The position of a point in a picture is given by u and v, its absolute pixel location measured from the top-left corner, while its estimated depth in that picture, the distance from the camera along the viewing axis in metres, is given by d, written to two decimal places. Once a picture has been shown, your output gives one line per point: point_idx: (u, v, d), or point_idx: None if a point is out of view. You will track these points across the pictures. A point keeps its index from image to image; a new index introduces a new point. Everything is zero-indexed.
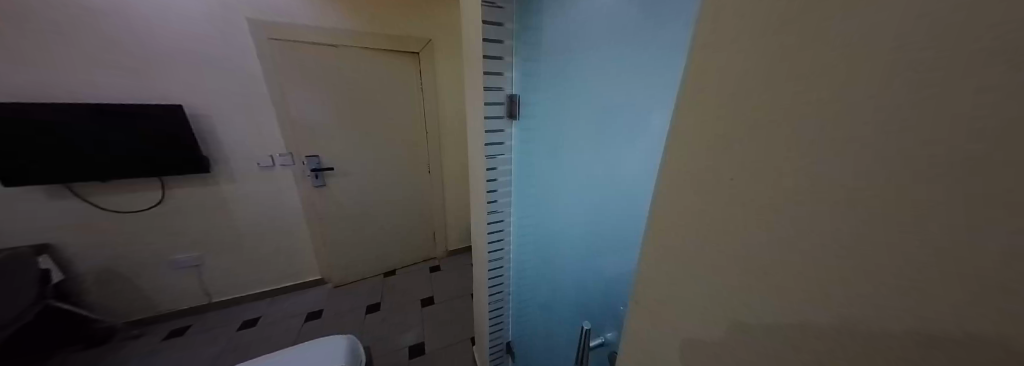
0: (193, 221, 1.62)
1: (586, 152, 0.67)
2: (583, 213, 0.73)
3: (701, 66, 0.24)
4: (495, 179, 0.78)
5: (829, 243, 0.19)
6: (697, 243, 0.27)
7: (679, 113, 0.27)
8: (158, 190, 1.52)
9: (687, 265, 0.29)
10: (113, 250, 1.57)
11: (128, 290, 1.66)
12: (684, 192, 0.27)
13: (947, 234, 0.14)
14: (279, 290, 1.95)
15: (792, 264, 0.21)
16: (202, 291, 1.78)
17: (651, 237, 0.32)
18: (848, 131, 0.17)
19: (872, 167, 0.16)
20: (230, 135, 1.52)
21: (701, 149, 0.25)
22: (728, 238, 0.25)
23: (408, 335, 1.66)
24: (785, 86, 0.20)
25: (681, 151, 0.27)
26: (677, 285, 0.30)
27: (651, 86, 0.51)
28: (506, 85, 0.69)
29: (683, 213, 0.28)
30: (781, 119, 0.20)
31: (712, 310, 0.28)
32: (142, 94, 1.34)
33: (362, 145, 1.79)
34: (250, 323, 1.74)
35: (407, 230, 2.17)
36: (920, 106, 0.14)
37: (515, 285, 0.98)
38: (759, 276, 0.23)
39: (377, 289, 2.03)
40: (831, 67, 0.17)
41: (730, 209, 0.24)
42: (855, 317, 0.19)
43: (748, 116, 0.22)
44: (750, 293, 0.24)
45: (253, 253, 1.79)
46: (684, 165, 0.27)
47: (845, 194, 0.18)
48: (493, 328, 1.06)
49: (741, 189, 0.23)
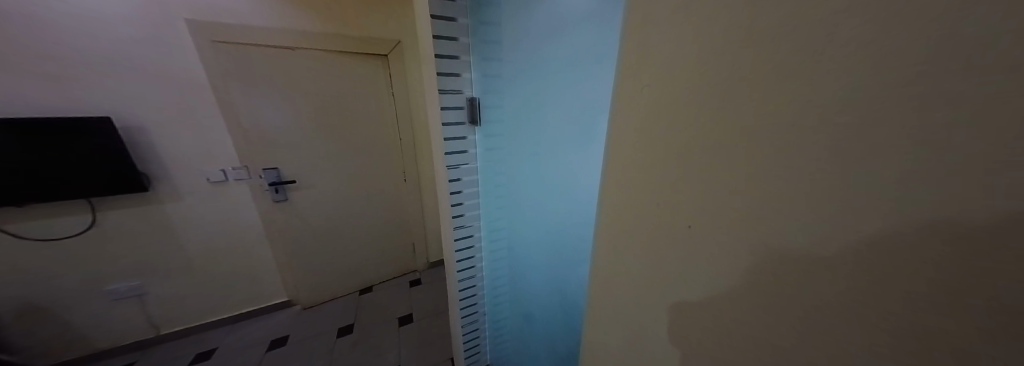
0: (134, 246, 1.44)
1: (556, 164, 0.62)
2: (556, 230, 0.67)
3: (667, 78, 0.25)
4: (461, 191, 0.74)
5: (813, 242, 0.19)
6: (677, 249, 0.28)
7: (659, 113, 0.26)
8: (89, 213, 1.34)
9: (675, 270, 0.28)
10: (34, 285, 1.35)
11: (56, 328, 1.44)
12: (675, 194, 0.26)
13: (935, 236, 0.14)
14: (239, 317, 1.77)
15: (776, 267, 0.21)
16: (147, 323, 1.58)
17: (635, 245, 0.32)
18: (812, 137, 0.17)
19: (859, 163, 0.16)
20: (174, 149, 1.37)
21: (674, 158, 0.26)
22: (704, 246, 0.25)
23: (385, 357, 1.54)
24: (766, 84, 0.19)
25: (653, 161, 0.28)
26: (669, 289, 0.30)
27: (595, 82, 0.49)
28: (463, 88, 0.67)
29: (655, 219, 0.29)
30: (745, 126, 0.21)
31: (700, 317, 0.27)
32: (62, 107, 1.17)
33: (330, 155, 1.68)
34: (204, 356, 1.56)
35: (384, 243, 2.05)
36: (880, 110, 0.14)
37: (490, 303, 0.93)
38: (744, 284, 0.23)
39: (351, 308, 1.89)
40: (794, 73, 0.18)
41: (719, 212, 0.23)
42: (849, 321, 0.18)
43: (715, 125, 0.22)
44: (741, 298, 0.23)
45: (207, 277, 1.62)
46: (652, 177, 0.28)
47: (813, 198, 0.18)
48: (469, 352, 0.98)
49: (709, 204, 0.24)
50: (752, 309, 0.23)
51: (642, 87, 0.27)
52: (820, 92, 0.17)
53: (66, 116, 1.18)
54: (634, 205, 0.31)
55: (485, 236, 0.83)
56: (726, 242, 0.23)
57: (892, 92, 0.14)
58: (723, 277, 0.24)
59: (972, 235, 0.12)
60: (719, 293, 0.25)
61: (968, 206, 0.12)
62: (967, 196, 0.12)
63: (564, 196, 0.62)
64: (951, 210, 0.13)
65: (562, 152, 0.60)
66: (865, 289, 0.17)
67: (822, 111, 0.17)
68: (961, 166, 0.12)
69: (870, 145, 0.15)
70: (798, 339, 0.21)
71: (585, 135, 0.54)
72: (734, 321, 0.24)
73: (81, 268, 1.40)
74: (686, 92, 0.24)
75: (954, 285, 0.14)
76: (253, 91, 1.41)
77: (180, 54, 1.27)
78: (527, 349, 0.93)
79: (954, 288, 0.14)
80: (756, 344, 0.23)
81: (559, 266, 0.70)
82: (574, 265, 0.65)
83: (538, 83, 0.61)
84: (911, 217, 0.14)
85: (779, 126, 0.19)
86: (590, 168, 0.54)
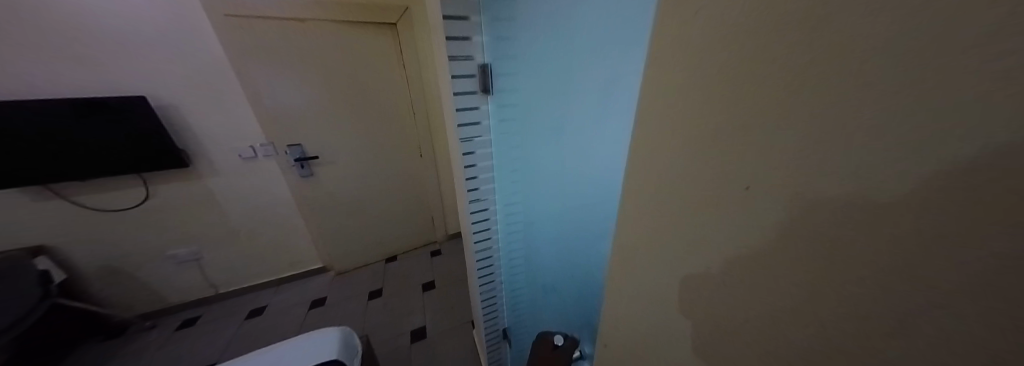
0: (183, 216, 1.58)
1: (576, 141, 0.58)
2: (575, 209, 0.65)
3: (674, 36, 0.22)
4: (475, 164, 0.73)
5: (818, 224, 0.17)
6: (685, 226, 0.26)
7: (670, 77, 0.23)
8: (142, 187, 1.47)
9: (682, 247, 0.27)
10: (107, 250, 1.54)
11: (132, 287, 1.65)
12: (682, 166, 0.24)
13: (935, 223, 0.12)
14: (282, 280, 1.95)
15: (778, 249, 0.19)
16: (206, 283, 1.79)
17: (645, 220, 0.31)
18: (824, 106, 0.15)
19: (868, 139, 0.13)
20: (205, 126, 1.44)
21: (684, 131, 0.23)
22: (710, 225, 0.24)
23: (412, 318, 1.67)
24: (779, 41, 0.16)
25: (662, 131, 0.25)
26: (674, 261, 0.29)
27: (626, 49, 0.41)
28: (474, 52, 0.63)
29: (666, 197, 0.27)
30: (752, 93, 0.18)
31: (706, 296, 0.26)
32: (104, 87, 1.24)
33: (347, 131, 1.70)
34: (257, 312, 1.75)
35: (405, 216, 2.12)
36: (886, 76, 0.12)
37: (507, 275, 0.95)
38: (750, 265, 0.22)
39: (379, 275, 2.02)
40: (801, 32, 0.15)
41: (725, 187, 0.22)
42: (851, 311, 0.17)
43: (726, 92, 0.20)
44: (743, 278, 0.22)
45: (250, 244, 1.77)
46: (661, 151, 0.26)
47: (818, 179, 0.16)
48: (487, 316, 1.02)
49: (718, 181, 0.22)
50: (755, 288, 0.22)
51: (656, 46, 0.24)
52: (828, 50, 0.14)
53: (110, 97, 1.26)
54: (644, 181, 0.29)
55: (501, 211, 0.83)
56: (729, 219, 0.22)
57: (904, 52, 0.11)
58: (725, 256, 0.23)
59: (973, 222, 0.11)
60: (723, 273, 0.24)
61: (969, 193, 0.10)
62: (971, 173, 0.10)
63: (583, 178, 0.59)
64: (957, 191, 0.11)
65: (582, 130, 0.55)
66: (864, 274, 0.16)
67: (834, 75, 0.14)
68: (954, 149, 0.10)
69: (875, 121, 0.13)
70: (795, 323, 0.20)
71: (605, 112, 0.49)
72: (737, 299, 0.23)
73: (143, 237, 1.57)
74: (692, 52, 0.21)
75: (958, 281, 0.12)
76: (270, 68, 1.42)
77: (196, 32, 1.29)
78: (543, 319, 0.97)
79: (955, 282, 0.12)
80: (756, 324, 0.22)
81: (576, 244, 0.69)
82: (592, 243, 0.63)
83: (557, 54, 0.55)
84: (909, 202, 0.13)
85: (789, 93, 0.16)
86: (609, 150, 0.50)
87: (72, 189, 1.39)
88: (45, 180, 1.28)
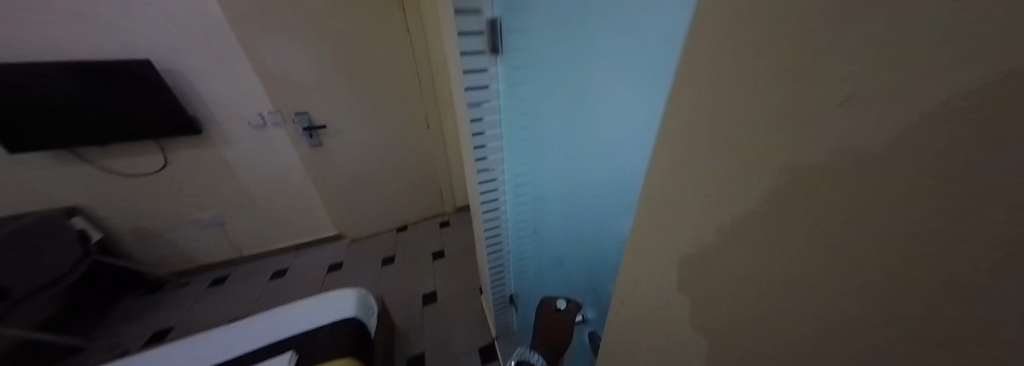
0: (201, 182, 1.63)
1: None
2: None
3: None
4: (484, 133, 0.69)
5: (833, 193, 0.15)
6: (707, 201, 0.24)
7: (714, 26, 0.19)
8: (160, 154, 1.51)
9: (700, 223, 0.25)
10: (136, 213, 1.62)
11: (163, 247, 1.76)
12: (712, 132, 0.21)
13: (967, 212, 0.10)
14: (301, 245, 2.04)
15: (803, 230, 0.17)
16: (231, 246, 1.89)
17: (662, 192, 0.28)
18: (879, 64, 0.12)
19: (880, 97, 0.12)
20: (213, 92, 1.44)
21: (721, 91, 0.20)
22: (732, 201, 0.21)
23: (423, 284, 1.74)
24: None
25: (695, 92, 0.22)
26: (686, 237, 0.27)
27: None
28: (484, 5, 0.55)
29: (690, 168, 0.24)
30: (798, 48, 0.15)
31: (717, 272, 0.25)
32: (111, 51, 1.24)
33: (352, 100, 1.66)
34: (279, 274, 1.86)
35: (415, 187, 2.13)
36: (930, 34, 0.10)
37: (514, 245, 0.94)
38: (767, 245, 0.20)
39: (390, 244, 2.08)
40: None
41: (745, 152, 0.19)
42: (866, 299, 0.15)
43: (767, 46, 0.16)
44: (758, 257, 0.21)
45: (267, 210, 1.84)
46: (692, 114, 0.23)
47: (856, 153, 0.14)
48: (494, 283, 1.04)
49: (745, 151, 0.19)
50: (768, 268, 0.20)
51: None
52: None
53: (116, 61, 1.24)
54: (668, 150, 0.26)
55: (510, 182, 0.80)
56: (756, 195, 0.19)
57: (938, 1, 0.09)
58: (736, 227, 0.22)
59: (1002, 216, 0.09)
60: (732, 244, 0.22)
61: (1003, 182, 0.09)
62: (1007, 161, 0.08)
63: None
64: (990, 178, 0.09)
65: None
66: (888, 263, 0.14)
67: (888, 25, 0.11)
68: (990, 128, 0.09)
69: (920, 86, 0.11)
70: (802, 304, 0.19)
71: None
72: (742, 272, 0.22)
73: (166, 201, 1.63)
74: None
75: (983, 278, 0.10)
76: (269, 32, 1.34)
77: None
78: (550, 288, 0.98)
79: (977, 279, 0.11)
80: (761, 296, 0.21)
81: None
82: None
83: None
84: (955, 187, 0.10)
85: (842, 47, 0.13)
86: None
87: (94, 153, 1.43)
88: (68, 143, 1.31)
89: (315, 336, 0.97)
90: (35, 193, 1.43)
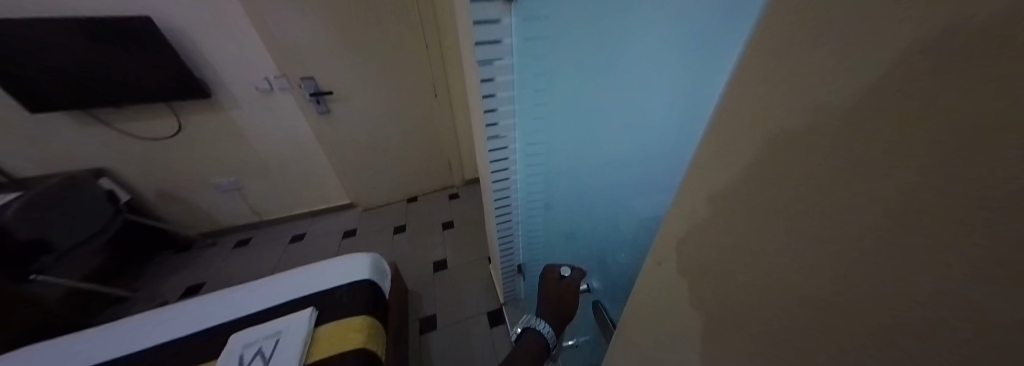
0: (215, 148, 1.66)
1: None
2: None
3: None
4: (494, 95, 0.65)
5: (869, 157, 0.13)
6: (728, 165, 0.21)
7: None
8: (173, 118, 1.52)
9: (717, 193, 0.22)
10: (158, 176, 1.68)
11: (187, 209, 1.84)
12: (748, 81, 0.18)
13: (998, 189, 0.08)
14: (316, 212, 2.10)
15: (840, 199, 0.15)
16: (250, 211, 1.96)
17: None
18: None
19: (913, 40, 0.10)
20: (218, 54, 1.41)
21: (772, 25, 0.16)
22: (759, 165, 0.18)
23: (434, 252, 1.78)
24: None
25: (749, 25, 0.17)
26: (699, 208, 0.24)
27: None
28: None
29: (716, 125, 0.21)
30: None
31: (722, 245, 0.23)
32: (112, 7, 1.20)
33: (357, 64, 1.59)
34: (298, 238, 1.93)
35: (424, 157, 2.10)
36: None
37: (524, 215, 0.93)
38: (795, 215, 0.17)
39: (400, 213, 2.12)
40: None
41: (764, 114, 0.17)
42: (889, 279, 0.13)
43: None
44: (779, 228, 0.18)
45: (281, 177, 1.87)
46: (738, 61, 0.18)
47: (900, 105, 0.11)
48: (503, 252, 1.05)
49: (778, 106, 0.16)
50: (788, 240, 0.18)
51: None
52: None
53: (115, 18, 1.20)
54: None
55: (521, 151, 0.76)
56: (788, 156, 0.16)
57: None
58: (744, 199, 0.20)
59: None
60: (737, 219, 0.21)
61: None
62: None
63: None
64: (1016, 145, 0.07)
65: None
66: (918, 238, 0.12)
67: None
68: None
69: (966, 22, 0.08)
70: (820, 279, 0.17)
71: None
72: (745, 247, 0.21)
73: (184, 166, 1.68)
74: None
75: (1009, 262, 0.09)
76: None
77: None
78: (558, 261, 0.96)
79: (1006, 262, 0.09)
80: (763, 274, 0.20)
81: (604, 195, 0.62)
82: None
83: None
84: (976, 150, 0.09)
85: None
86: None
87: (111, 116, 1.46)
88: (84, 104, 1.33)
89: (332, 295, 1.01)
90: (63, 154, 1.49)
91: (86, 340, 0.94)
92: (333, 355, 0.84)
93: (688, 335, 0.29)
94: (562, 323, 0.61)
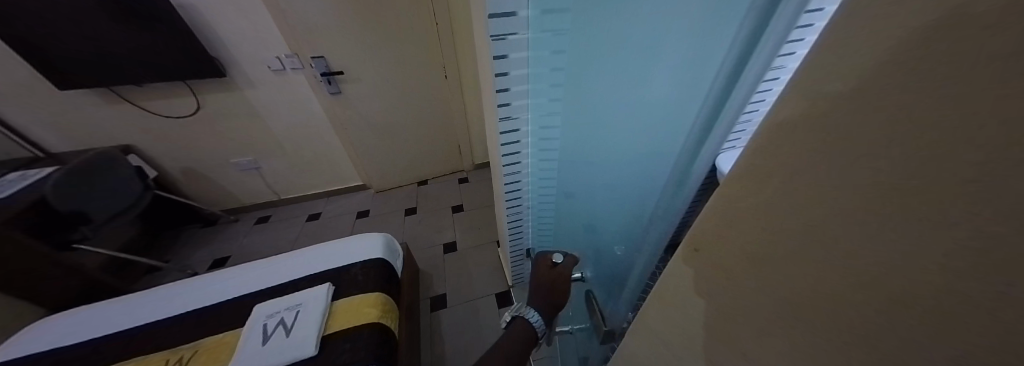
0: (233, 128, 1.70)
1: (635, 48, 0.40)
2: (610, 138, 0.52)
3: None
4: (507, 74, 0.62)
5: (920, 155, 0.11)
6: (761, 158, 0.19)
7: None
8: (192, 97, 1.55)
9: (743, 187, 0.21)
10: (181, 154, 1.74)
11: (210, 187, 1.92)
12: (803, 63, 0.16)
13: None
14: (331, 192, 2.15)
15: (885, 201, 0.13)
16: (269, 190, 2.02)
17: None
18: None
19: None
20: (230, 32, 1.40)
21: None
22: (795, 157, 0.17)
23: (444, 234, 1.81)
24: None
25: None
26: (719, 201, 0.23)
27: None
28: None
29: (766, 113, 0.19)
30: None
31: (740, 241, 0.22)
32: None
33: (366, 43, 1.55)
34: (315, 217, 2.00)
35: (435, 140, 2.10)
36: None
37: (535, 200, 0.92)
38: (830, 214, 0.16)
39: (411, 196, 2.14)
40: None
41: (810, 94, 0.16)
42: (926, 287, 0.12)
43: None
44: (811, 226, 0.17)
45: (297, 157, 1.91)
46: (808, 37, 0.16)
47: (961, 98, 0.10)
48: (513, 236, 1.05)
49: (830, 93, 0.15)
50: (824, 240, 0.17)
51: None
52: None
53: None
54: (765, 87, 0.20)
55: (534, 134, 0.75)
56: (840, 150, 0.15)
57: None
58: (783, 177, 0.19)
59: None
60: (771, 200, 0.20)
61: None
62: None
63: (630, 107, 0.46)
64: None
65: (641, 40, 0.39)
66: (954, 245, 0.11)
67: None
68: None
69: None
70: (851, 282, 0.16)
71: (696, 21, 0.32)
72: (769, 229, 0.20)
73: (205, 144, 1.73)
74: None
75: None
76: None
77: None
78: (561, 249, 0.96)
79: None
80: (785, 270, 0.19)
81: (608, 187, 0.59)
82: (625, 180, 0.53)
83: None
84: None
85: None
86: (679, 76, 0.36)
87: (133, 94, 1.50)
88: (108, 81, 1.37)
89: (347, 273, 1.04)
90: (93, 131, 1.56)
91: (124, 304, 1.02)
92: (349, 328, 0.87)
93: (695, 325, 0.29)
94: (551, 310, 0.60)
